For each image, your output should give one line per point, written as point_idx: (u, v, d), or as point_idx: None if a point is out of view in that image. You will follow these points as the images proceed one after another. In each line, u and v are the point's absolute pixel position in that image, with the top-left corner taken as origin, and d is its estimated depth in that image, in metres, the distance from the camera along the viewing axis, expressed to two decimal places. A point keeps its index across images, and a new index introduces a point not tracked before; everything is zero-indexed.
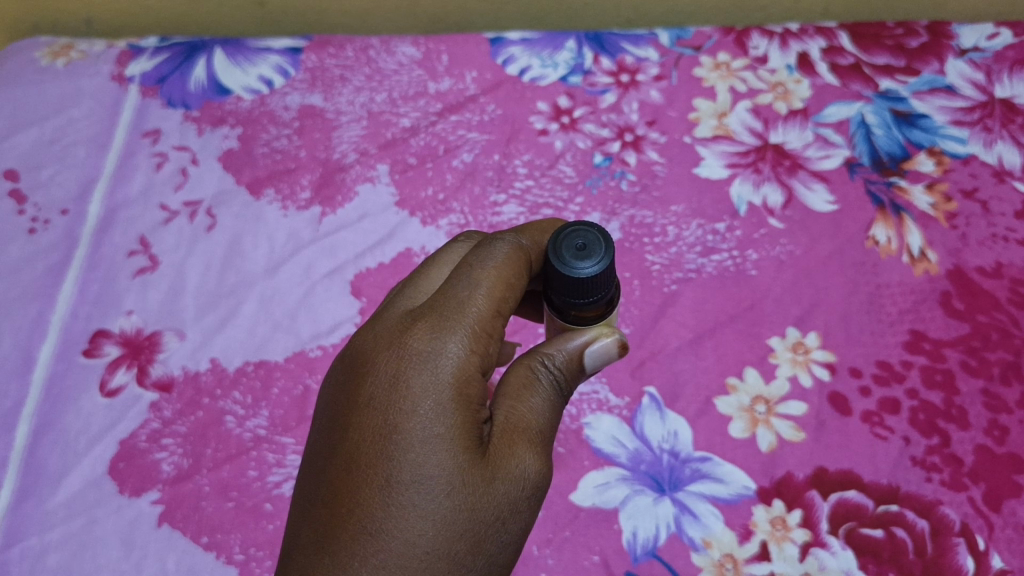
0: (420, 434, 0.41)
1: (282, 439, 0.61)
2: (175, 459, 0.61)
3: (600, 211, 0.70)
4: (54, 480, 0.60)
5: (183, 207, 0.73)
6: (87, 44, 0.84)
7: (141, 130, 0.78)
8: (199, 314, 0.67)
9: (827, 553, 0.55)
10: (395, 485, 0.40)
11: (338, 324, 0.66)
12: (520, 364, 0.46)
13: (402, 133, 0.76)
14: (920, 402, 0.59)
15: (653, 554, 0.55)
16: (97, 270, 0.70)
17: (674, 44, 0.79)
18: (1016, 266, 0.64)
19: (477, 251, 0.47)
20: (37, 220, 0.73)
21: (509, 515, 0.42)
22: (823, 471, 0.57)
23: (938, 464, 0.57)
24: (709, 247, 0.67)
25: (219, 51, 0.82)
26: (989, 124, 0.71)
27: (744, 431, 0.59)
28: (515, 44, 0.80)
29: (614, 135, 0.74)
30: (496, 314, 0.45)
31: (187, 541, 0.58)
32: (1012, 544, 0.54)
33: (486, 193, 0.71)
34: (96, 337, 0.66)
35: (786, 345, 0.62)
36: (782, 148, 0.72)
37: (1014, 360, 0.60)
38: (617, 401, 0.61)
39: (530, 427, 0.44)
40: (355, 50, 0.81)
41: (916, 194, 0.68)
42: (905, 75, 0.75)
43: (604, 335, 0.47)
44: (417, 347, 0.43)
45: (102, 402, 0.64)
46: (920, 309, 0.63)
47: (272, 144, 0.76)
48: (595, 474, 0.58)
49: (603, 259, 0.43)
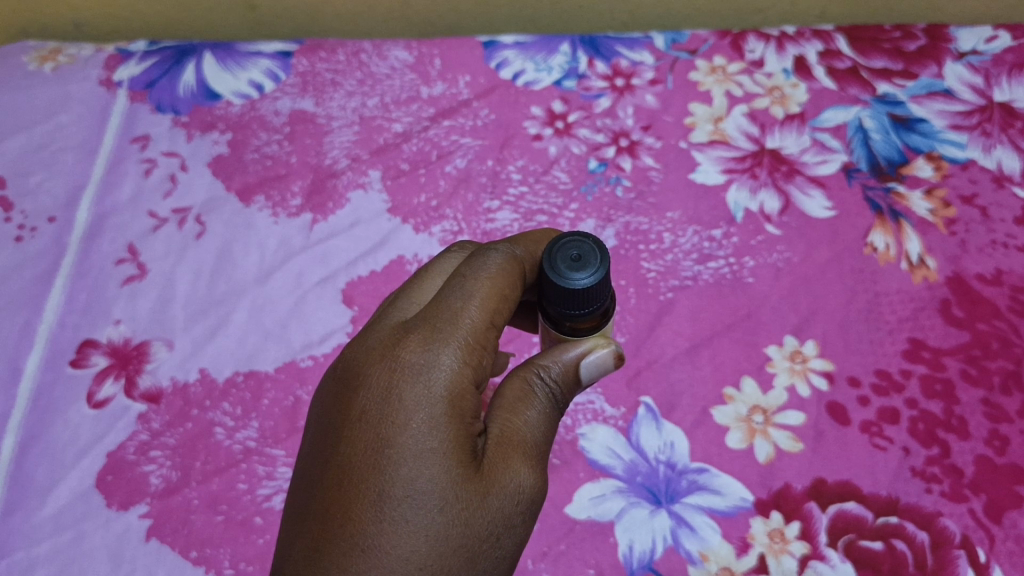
0: (413, 448, 0.40)
1: (273, 451, 0.60)
2: (164, 471, 0.60)
3: (595, 218, 0.69)
4: (41, 494, 0.59)
5: (172, 214, 0.72)
6: (76, 48, 0.82)
7: (130, 136, 0.77)
8: (188, 324, 0.66)
9: (827, 566, 0.54)
10: (388, 500, 0.39)
11: (329, 334, 0.65)
12: (516, 376, 0.45)
13: (394, 138, 0.75)
14: (920, 412, 0.58)
15: (649, 567, 0.55)
16: (85, 278, 0.69)
17: (670, 48, 0.78)
18: (1016, 273, 0.63)
19: (471, 262, 0.46)
20: (25, 227, 0.72)
21: (503, 530, 0.41)
22: (822, 482, 0.56)
23: (938, 475, 0.56)
24: (706, 254, 0.66)
25: (209, 55, 0.81)
26: (988, 128, 0.70)
27: (742, 442, 0.58)
28: (509, 48, 0.79)
29: (609, 140, 0.73)
30: (490, 326, 0.44)
31: (176, 555, 0.57)
32: (1013, 557, 0.53)
33: (479, 199, 0.70)
34: (85, 347, 0.65)
35: (783, 354, 0.61)
36: (779, 153, 0.71)
37: (1015, 368, 0.59)
38: (612, 412, 0.60)
39: (525, 440, 0.43)
40: (346, 54, 0.80)
41: (914, 200, 0.67)
42: (903, 78, 0.74)
43: (600, 346, 0.45)
44: (411, 359, 0.42)
45: (89, 414, 0.62)
46: (920, 317, 0.62)
47: (262, 150, 0.75)
48: (590, 486, 0.58)
49: (598, 269, 0.42)
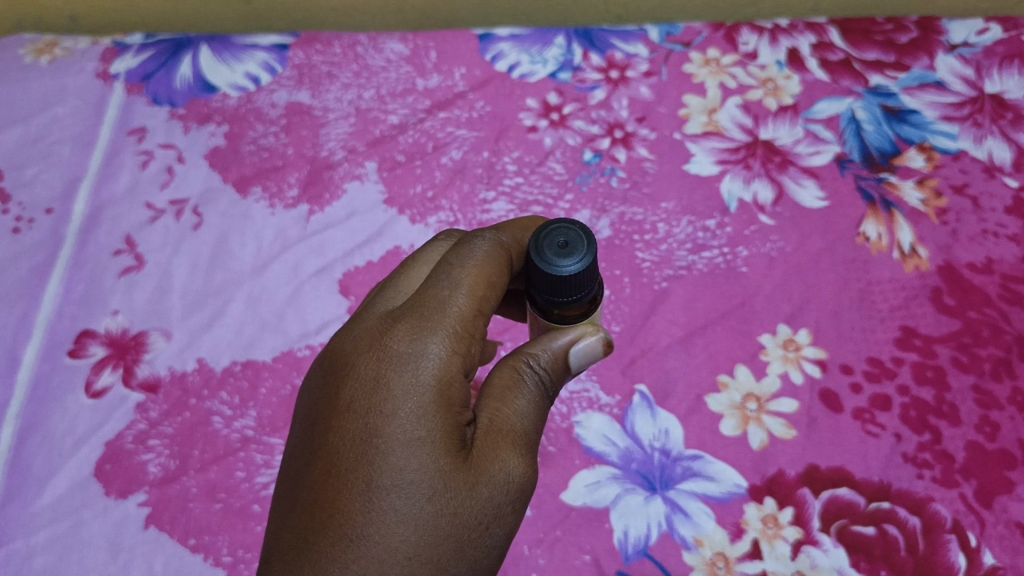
0: (402, 437, 0.40)
1: (270, 439, 0.61)
2: (162, 460, 0.60)
3: (590, 208, 0.69)
4: (40, 483, 0.60)
5: (169, 206, 0.72)
6: (71, 41, 0.82)
7: (127, 128, 0.77)
8: (185, 314, 0.66)
9: (820, 551, 0.54)
10: (376, 490, 0.39)
11: (326, 323, 0.65)
12: (505, 365, 0.45)
13: (390, 130, 0.75)
14: (911, 399, 0.59)
15: (644, 553, 0.55)
16: (83, 269, 0.69)
17: (664, 40, 0.79)
18: (1007, 262, 0.64)
19: (458, 250, 0.46)
20: (22, 218, 0.72)
21: (492, 519, 0.41)
22: (815, 469, 0.57)
23: (929, 461, 0.56)
24: (700, 244, 0.67)
25: (205, 48, 0.81)
26: (979, 120, 0.71)
27: (735, 429, 0.59)
28: (504, 41, 0.80)
29: (603, 132, 0.74)
30: (478, 313, 0.44)
31: (175, 543, 0.57)
32: (1003, 541, 0.54)
33: (475, 190, 0.71)
34: (82, 338, 0.66)
35: (776, 342, 0.62)
36: (772, 144, 0.71)
37: (1005, 356, 0.60)
38: (608, 400, 0.61)
39: (515, 429, 0.44)
40: (342, 47, 0.80)
41: (906, 190, 0.68)
42: (895, 70, 0.75)
43: (589, 333, 0.46)
44: (399, 349, 0.42)
45: (87, 404, 0.63)
46: (911, 305, 0.62)
47: (258, 142, 0.75)
48: (585, 473, 0.58)
49: (585, 256, 0.43)
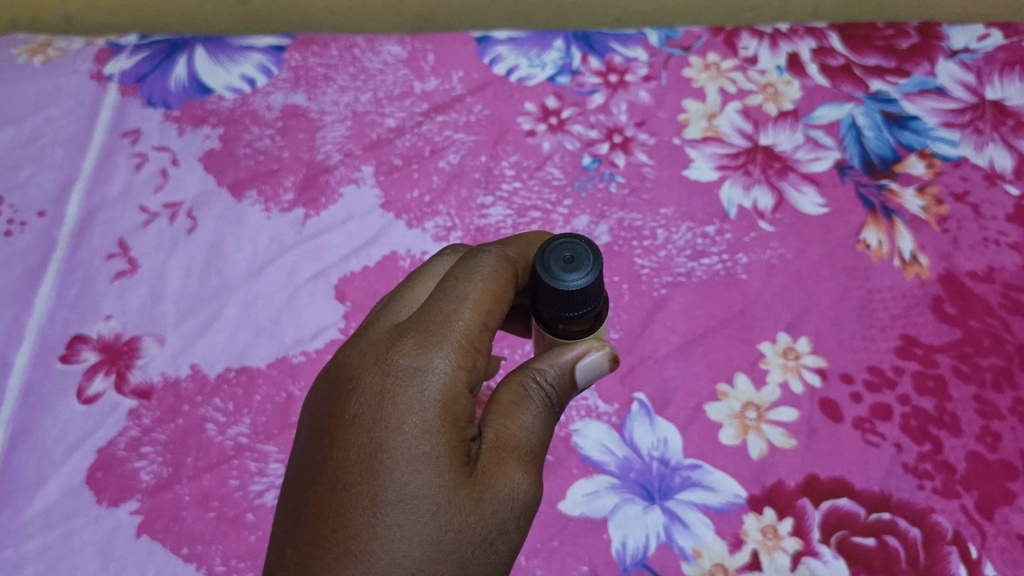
0: (406, 452, 0.39)
1: (265, 447, 0.60)
2: (155, 467, 0.59)
3: (588, 213, 0.69)
4: (30, 490, 0.59)
5: (163, 209, 0.71)
6: (65, 42, 0.81)
7: (121, 130, 0.76)
8: (178, 320, 0.65)
9: (820, 562, 0.54)
10: (380, 506, 0.39)
11: (322, 329, 0.65)
12: (512, 381, 0.44)
13: (387, 133, 0.74)
14: (912, 409, 0.58)
15: (642, 563, 0.54)
16: (75, 273, 0.68)
17: (663, 44, 0.78)
18: (1008, 270, 0.63)
19: (463, 264, 0.46)
20: (14, 221, 0.71)
21: (496, 535, 0.41)
22: (815, 478, 0.56)
23: (929, 471, 0.56)
24: (699, 251, 0.66)
25: (200, 50, 0.80)
26: (980, 127, 0.71)
27: (734, 438, 0.58)
28: (503, 44, 0.79)
29: (602, 137, 0.73)
30: (484, 328, 0.43)
31: (167, 551, 0.57)
32: (1005, 553, 0.53)
33: (473, 194, 0.70)
34: (74, 343, 0.65)
35: (776, 351, 0.61)
36: (772, 150, 0.71)
37: (1006, 365, 0.59)
38: (606, 408, 0.60)
39: (520, 445, 0.43)
40: (339, 49, 0.80)
41: (907, 197, 0.67)
42: (896, 76, 0.74)
43: (595, 349, 0.45)
44: (404, 363, 0.41)
45: (79, 410, 0.62)
46: (912, 314, 0.62)
47: (254, 145, 0.74)
48: (584, 482, 0.57)
49: (592, 270, 0.42)
